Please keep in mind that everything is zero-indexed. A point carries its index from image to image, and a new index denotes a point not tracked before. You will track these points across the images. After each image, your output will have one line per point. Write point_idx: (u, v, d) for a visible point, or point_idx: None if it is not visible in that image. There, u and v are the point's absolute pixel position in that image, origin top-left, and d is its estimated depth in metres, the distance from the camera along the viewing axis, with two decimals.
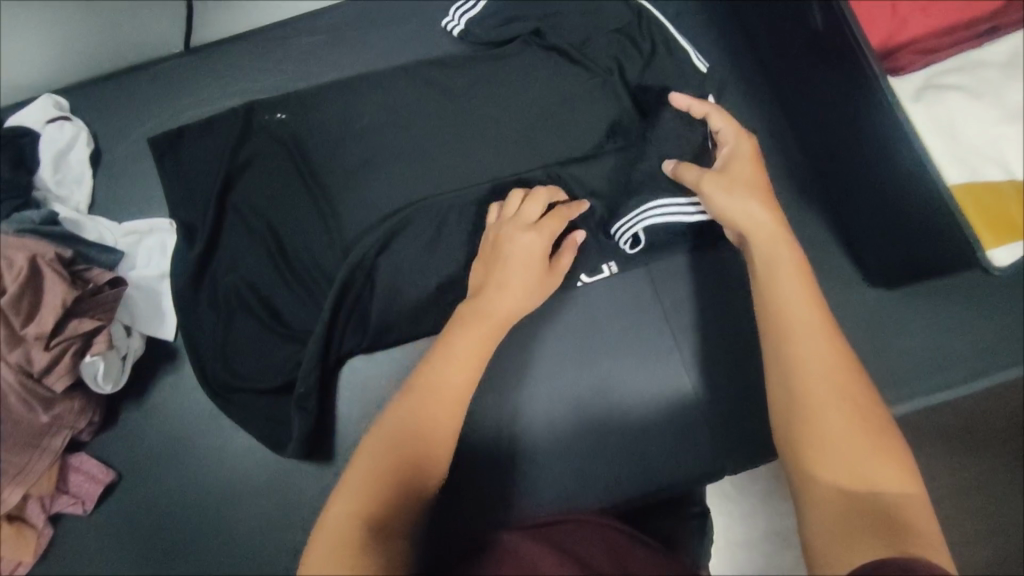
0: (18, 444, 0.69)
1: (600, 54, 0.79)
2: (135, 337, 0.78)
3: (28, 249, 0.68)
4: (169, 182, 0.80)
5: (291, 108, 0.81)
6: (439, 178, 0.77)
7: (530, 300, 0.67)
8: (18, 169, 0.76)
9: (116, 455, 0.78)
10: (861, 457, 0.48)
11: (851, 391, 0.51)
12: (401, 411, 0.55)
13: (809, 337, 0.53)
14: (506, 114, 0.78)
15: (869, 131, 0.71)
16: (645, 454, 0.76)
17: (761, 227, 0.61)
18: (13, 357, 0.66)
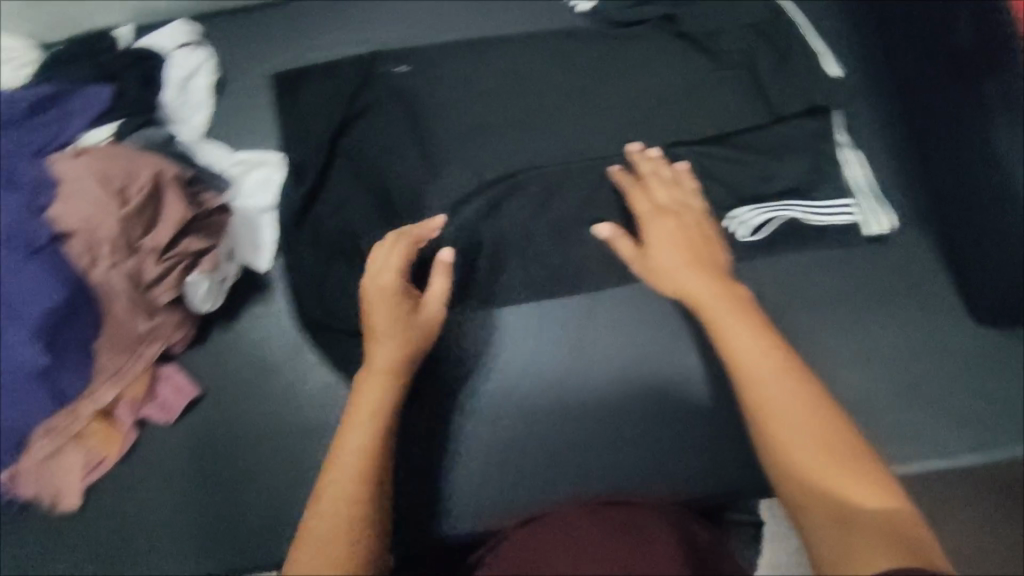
0: (119, 345, 0.73)
1: (730, 45, 0.78)
2: (233, 264, 0.78)
3: (153, 165, 0.71)
4: (288, 117, 0.83)
5: (416, 63, 0.83)
6: (550, 148, 0.77)
7: (416, 330, 0.64)
8: (146, 87, 0.81)
9: (202, 373, 0.81)
10: (840, 480, 0.49)
11: (827, 424, 0.51)
12: (346, 456, 0.54)
13: (770, 389, 0.52)
14: (631, 92, 0.78)
15: (998, 161, 0.68)
16: (718, 454, 0.75)
17: (707, 289, 0.60)
18: (128, 265, 0.69)
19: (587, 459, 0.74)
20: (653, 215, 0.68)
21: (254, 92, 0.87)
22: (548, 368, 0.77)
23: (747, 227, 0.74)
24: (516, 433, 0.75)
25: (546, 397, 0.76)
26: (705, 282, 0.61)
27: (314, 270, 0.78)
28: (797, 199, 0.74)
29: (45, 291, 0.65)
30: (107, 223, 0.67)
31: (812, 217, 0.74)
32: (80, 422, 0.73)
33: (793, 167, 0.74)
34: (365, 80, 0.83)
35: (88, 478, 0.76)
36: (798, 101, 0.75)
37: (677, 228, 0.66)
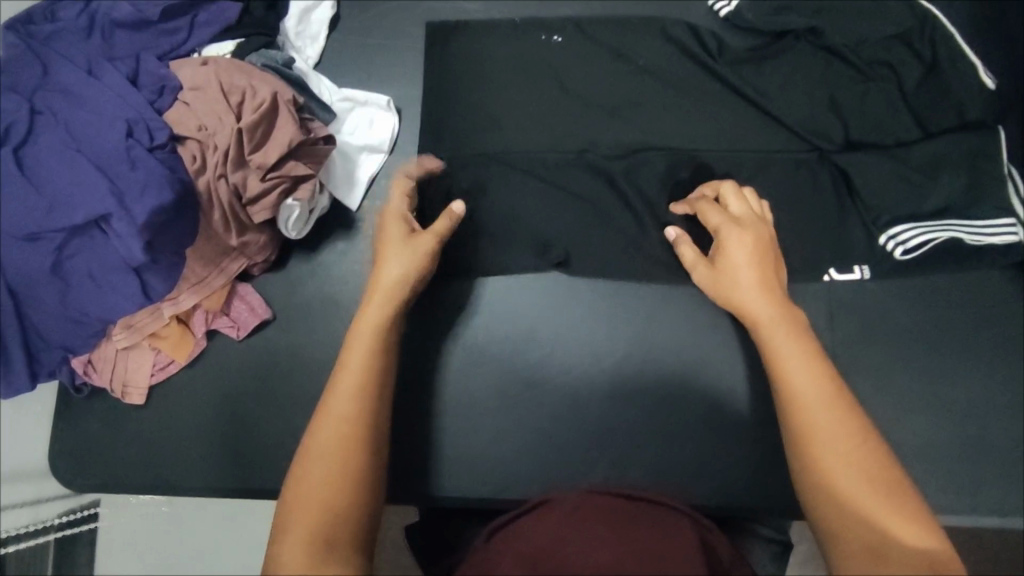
0: (209, 253, 0.75)
1: (873, 57, 0.79)
2: (326, 196, 0.80)
3: (272, 86, 0.73)
4: (434, 68, 0.86)
5: (568, 35, 0.85)
6: (683, 136, 0.81)
7: (407, 266, 0.67)
8: (270, 11, 0.83)
9: (276, 298, 0.83)
10: (877, 513, 0.51)
11: (873, 462, 0.53)
12: (325, 439, 0.56)
13: (828, 423, 0.55)
14: (776, 99, 0.80)
15: None
16: (768, 469, 0.75)
17: (767, 315, 0.62)
18: (234, 178, 0.71)
19: (635, 449, 0.76)
20: (727, 224, 0.68)
21: (371, 32, 0.88)
22: (611, 350, 0.79)
23: (901, 244, 0.74)
24: (569, 404, 0.78)
25: (613, 379, 0.78)
26: (766, 303, 0.62)
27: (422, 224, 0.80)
28: (957, 219, 0.73)
29: (153, 189, 0.67)
30: (221, 133, 0.70)
31: (974, 238, 0.73)
32: (157, 322, 0.76)
33: (948, 187, 0.74)
34: (493, 52, 0.85)
35: (155, 377, 0.80)
36: (945, 118, 0.77)
37: (751, 244, 0.66)
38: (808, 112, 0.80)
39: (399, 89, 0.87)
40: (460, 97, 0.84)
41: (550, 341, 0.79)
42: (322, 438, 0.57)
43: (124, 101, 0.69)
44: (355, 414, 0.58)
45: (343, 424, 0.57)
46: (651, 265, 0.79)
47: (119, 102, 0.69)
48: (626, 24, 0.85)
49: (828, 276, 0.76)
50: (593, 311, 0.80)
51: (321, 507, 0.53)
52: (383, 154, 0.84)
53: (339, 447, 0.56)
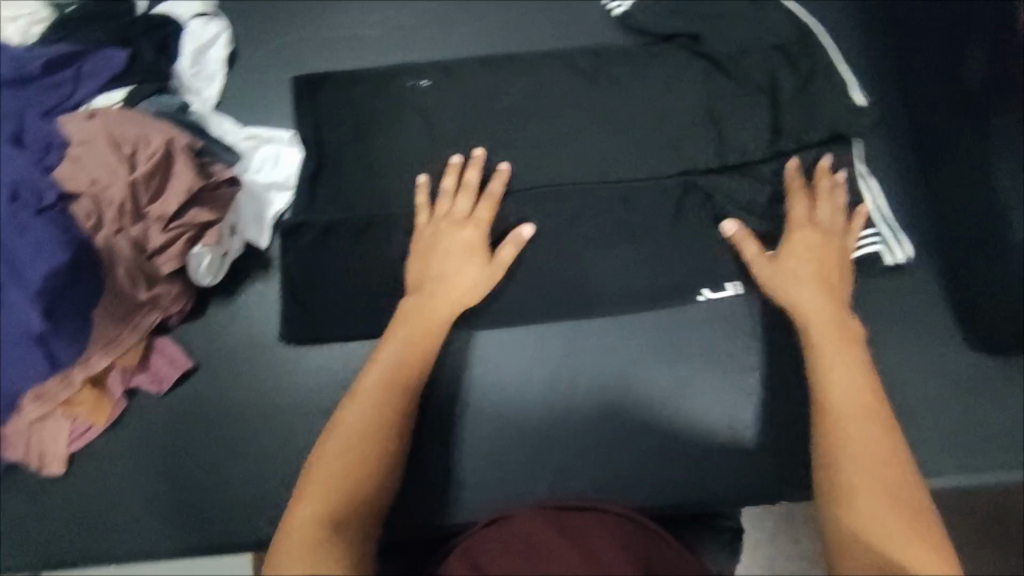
0: (117, 312, 0.72)
1: (753, 65, 0.81)
2: (236, 238, 0.78)
3: (164, 132, 0.71)
4: (330, 93, 0.84)
5: (435, 77, 0.83)
6: (587, 135, 0.81)
7: (472, 295, 0.73)
8: (161, 54, 0.82)
9: (197, 346, 0.80)
10: (892, 489, 0.55)
11: (892, 473, 0.56)
12: (348, 425, 0.62)
13: (863, 418, 0.60)
14: (673, 95, 0.81)
15: None
16: (706, 463, 0.76)
17: (823, 314, 0.69)
18: (132, 231, 0.69)
19: (578, 456, 0.77)
20: (802, 225, 0.74)
21: (266, 63, 0.87)
22: (546, 367, 0.79)
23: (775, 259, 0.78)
24: (506, 419, 0.78)
25: (547, 397, 0.78)
26: (816, 302, 0.70)
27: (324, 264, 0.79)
28: None
29: (45, 250, 0.65)
30: (115, 185, 0.68)
31: None
32: (69, 390, 0.72)
33: (828, 206, 0.76)
34: (393, 74, 0.84)
35: (73, 446, 0.76)
36: (819, 127, 0.79)
37: (817, 244, 0.73)
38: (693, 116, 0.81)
39: None
40: (352, 123, 0.82)
41: (478, 359, 0.79)
42: (352, 421, 0.62)
43: (8, 165, 0.67)
44: (375, 426, 0.62)
45: (362, 434, 0.61)
46: (569, 269, 0.79)
47: (4, 166, 0.67)
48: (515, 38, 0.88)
49: (701, 296, 0.79)
50: (520, 338, 0.80)
51: (343, 497, 0.57)
52: (290, 191, 0.83)
53: (349, 470, 0.58)
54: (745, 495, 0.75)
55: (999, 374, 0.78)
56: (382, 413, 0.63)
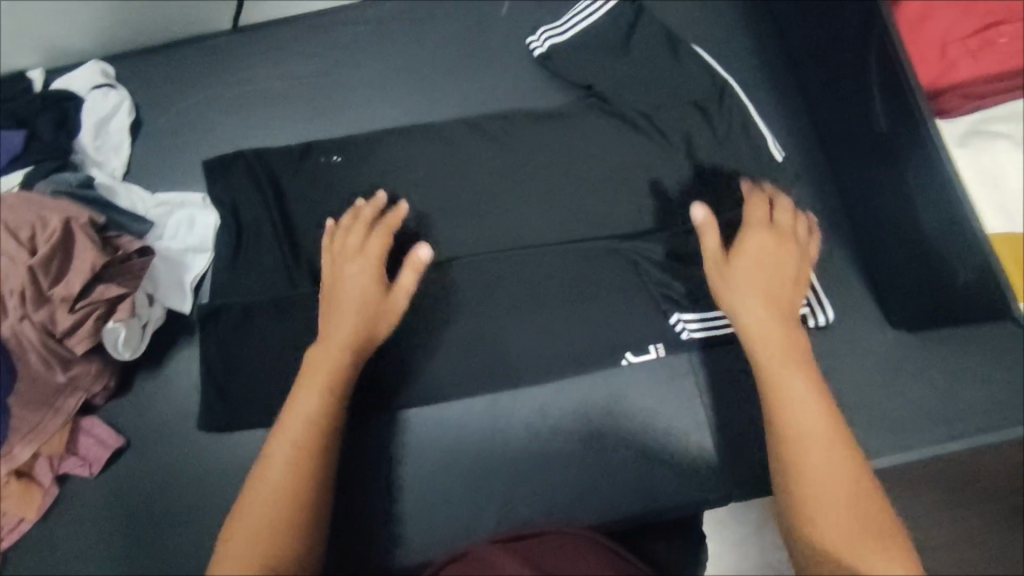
0: (33, 399, 0.71)
1: (651, 80, 0.83)
2: (157, 307, 0.77)
3: (63, 212, 0.70)
4: (241, 168, 0.83)
5: (348, 154, 0.84)
6: (500, 170, 0.84)
7: (371, 330, 0.70)
8: (60, 131, 0.80)
9: (127, 421, 0.79)
10: (850, 505, 0.51)
11: (849, 484, 0.52)
12: (256, 496, 0.59)
13: (814, 420, 0.56)
14: (578, 127, 0.84)
15: (904, 183, 0.70)
16: (651, 480, 0.78)
17: (764, 313, 0.64)
18: (38, 316, 0.68)
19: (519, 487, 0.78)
20: (758, 225, 0.70)
21: (173, 128, 0.86)
22: (500, 428, 0.80)
23: (687, 327, 0.78)
24: (463, 479, 0.79)
25: (499, 448, 0.80)
26: (760, 305, 0.65)
27: (246, 328, 0.79)
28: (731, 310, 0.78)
29: None
30: (16, 273, 0.67)
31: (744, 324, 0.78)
32: None
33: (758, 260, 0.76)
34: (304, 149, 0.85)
35: (5, 541, 0.74)
36: (718, 137, 0.82)
37: (768, 244, 0.69)
38: (598, 142, 0.84)
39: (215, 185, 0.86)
40: (268, 190, 0.82)
41: (419, 403, 0.80)
42: (262, 489, 0.59)
43: None
44: (281, 491, 0.59)
45: (267, 504, 0.58)
46: (497, 300, 0.81)
47: None
48: (416, 79, 0.89)
49: (625, 360, 0.80)
50: (473, 407, 0.81)
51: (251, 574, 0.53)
52: (209, 253, 0.82)
53: (261, 558, 0.54)
54: (691, 506, 0.78)
55: (925, 352, 0.78)
56: (291, 477, 0.60)
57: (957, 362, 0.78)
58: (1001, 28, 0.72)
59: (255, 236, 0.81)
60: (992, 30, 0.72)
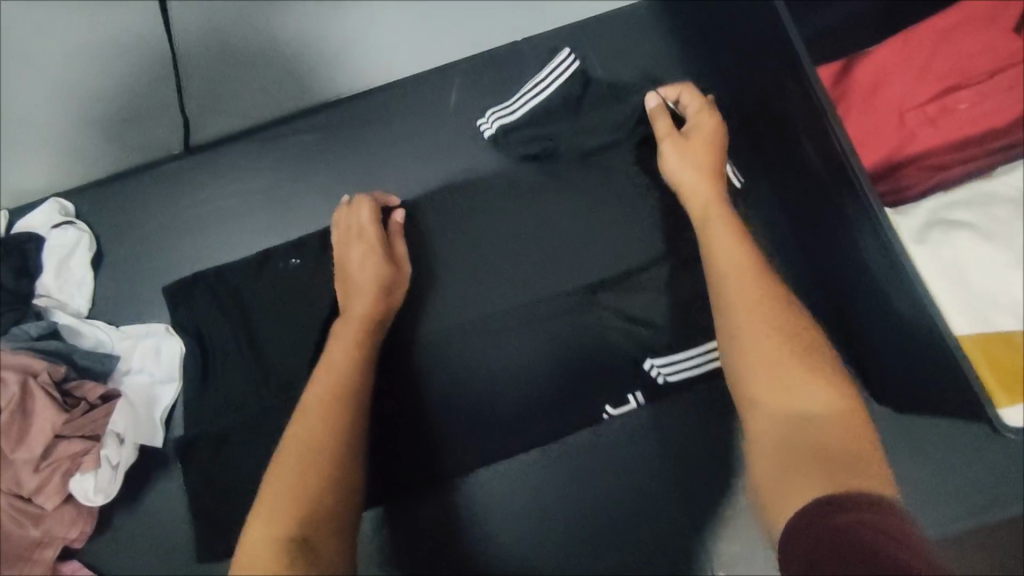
0: (7, 560, 0.71)
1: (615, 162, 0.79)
2: (127, 447, 0.75)
3: (22, 370, 0.71)
4: (205, 296, 0.81)
5: (306, 254, 0.82)
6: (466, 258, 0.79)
7: (384, 300, 0.74)
8: (22, 277, 0.79)
9: (109, 563, 0.78)
10: (787, 363, 0.55)
11: (783, 337, 0.57)
12: (297, 433, 0.62)
13: (745, 289, 0.60)
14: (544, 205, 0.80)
15: (865, 274, 0.68)
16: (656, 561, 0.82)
17: (698, 194, 0.68)
18: (5, 481, 0.70)
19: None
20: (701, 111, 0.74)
21: (138, 257, 0.88)
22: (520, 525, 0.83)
23: (663, 372, 0.77)
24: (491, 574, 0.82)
25: (516, 546, 0.83)
26: (701, 180, 0.69)
27: (216, 462, 0.77)
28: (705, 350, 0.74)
29: None
30: None
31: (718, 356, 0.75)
32: None
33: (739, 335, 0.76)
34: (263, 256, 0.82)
35: None
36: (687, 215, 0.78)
37: (711, 124, 0.73)
38: (564, 216, 0.79)
39: None
40: (231, 312, 0.80)
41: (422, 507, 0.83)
42: (295, 438, 0.62)
43: None
44: (317, 434, 0.62)
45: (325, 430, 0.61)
46: (467, 410, 0.79)
47: None
48: (369, 181, 0.88)
49: (605, 414, 0.81)
50: (499, 502, 0.84)
51: (293, 497, 0.56)
52: (177, 382, 0.81)
53: (299, 481, 0.58)
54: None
55: (912, 427, 0.76)
56: (323, 411, 0.63)
57: (945, 435, 0.76)
58: (958, 93, 0.69)
59: (220, 361, 0.79)
60: (949, 97, 0.69)
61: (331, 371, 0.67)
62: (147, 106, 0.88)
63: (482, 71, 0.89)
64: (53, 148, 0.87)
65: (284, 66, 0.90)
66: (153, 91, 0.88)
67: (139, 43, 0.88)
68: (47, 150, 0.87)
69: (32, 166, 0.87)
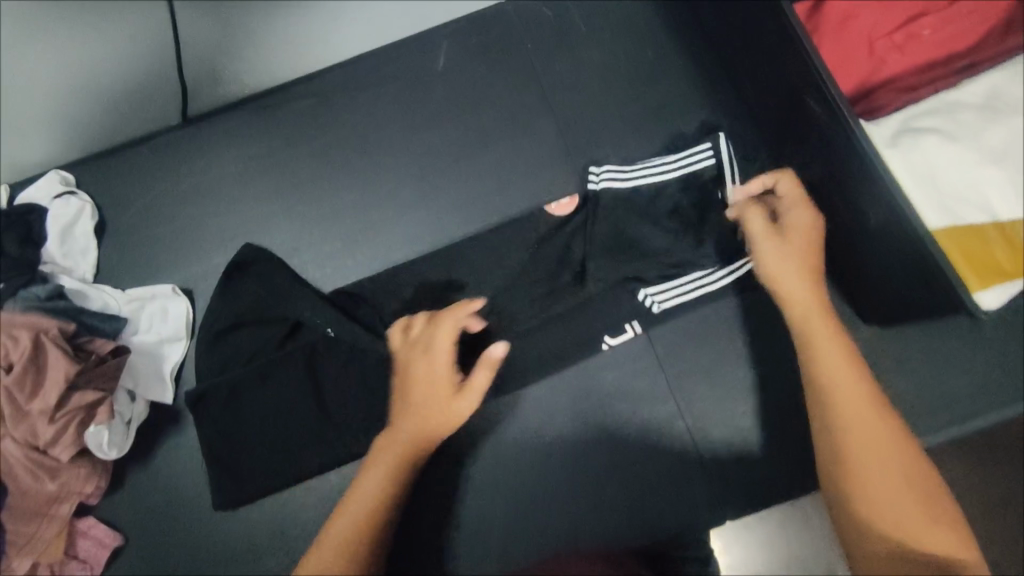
0: (25, 515, 0.72)
1: (597, 121, 0.88)
2: (139, 402, 0.80)
3: (33, 326, 0.71)
4: (235, 283, 0.83)
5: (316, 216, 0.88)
6: (459, 209, 0.88)
7: (439, 431, 0.68)
8: (25, 245, 0.79)
9: (125, 516, 0.81)
10: (905, 491, 0.54)
11: (900, 459, 0.56)
12: (337, 528, 0.63)
13: (864, 410, 0.57)
14: (531, 159, 0.88)
15: (845, 191, 0.71)
16: (664, 497, 0.79)
17: (802, 301, 0.66)
18: (20, 432, 0.70)
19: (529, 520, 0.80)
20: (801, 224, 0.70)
21: (140, 225, 0.90)
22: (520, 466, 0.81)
23: (657, 300, 0.79)
24: (494, 518, 0.81)
25: (519, 485, 0.81)
26: (806, 292, 0.66)
27: (228, 412, 0.80)
28: (707, 266, 0.77)
29: None
30: None
31: (718, 274, 0.78)
32: None
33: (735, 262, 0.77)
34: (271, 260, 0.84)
35: None
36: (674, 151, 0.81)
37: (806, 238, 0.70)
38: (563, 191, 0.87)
39: (183, 273, 0.89)
40: (251, 275, 0.83)
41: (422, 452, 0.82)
42: (333, 534, 0.63)
43: None
44: (361, 528, 0.63)
45: (343, 548, 0.61)
46: None
47: None
48: (363, 141, 0.90)
49: (604, 344, 0.81)
50: (500, 441, 0.82)
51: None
52: (185, 340, 0.84)
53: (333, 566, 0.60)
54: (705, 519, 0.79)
55: (902, 342, 0.78)
56: (373, 507, 0.65)
57: (935, 348, 0.78)
58: (922, 19, 0.72)
59: (237, 317, 0.81)
60: (914, 23, 0.72)
61: (364, 490, 0.65)
62: (147, 75, 0.90)
63: (469, 33, 0.92)
64: (51, 123, 0.89)
65: (276, 38, 0.92)
66: (151, 65, 0.90)
67: (135, 20, 0.90)
68: (44, 125, 0.88)
69: (30, 139, 0.88)
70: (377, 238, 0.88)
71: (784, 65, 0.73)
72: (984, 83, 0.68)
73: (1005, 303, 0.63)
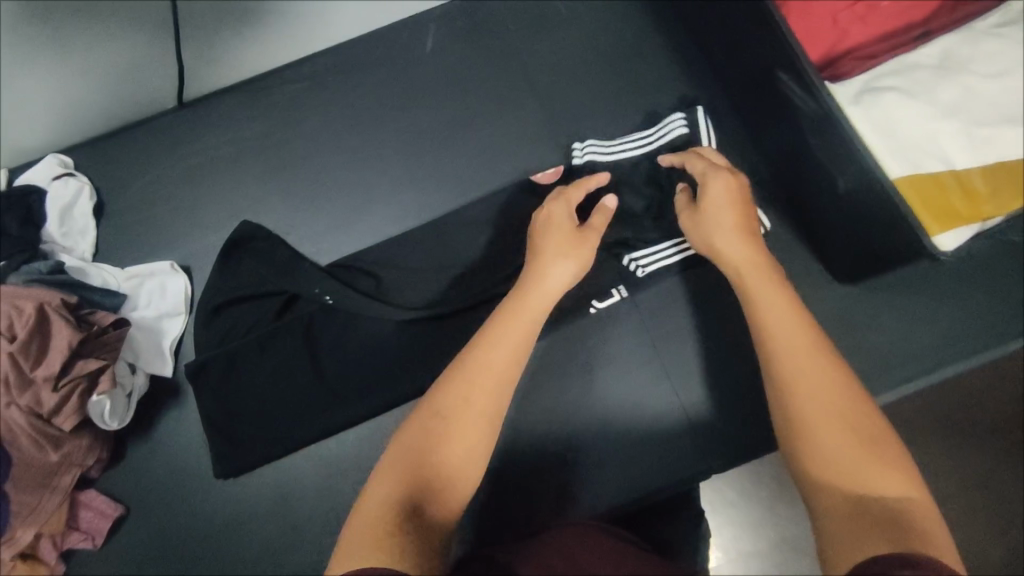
0: (32, 483, 0.73)
1: (580, 97, 0.92)
2: (139, 374, 0.82)
3: (35, 297, 0.73)
4: (234, 255, 0.85)
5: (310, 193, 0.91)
6: (449, 184, 0.91)
7: (572, 266, 0.66)
8: (26, 225, 0.82)
9: (126, 488, 0.83)
10: (850, 436, 0.51)
11: (842, 404, 0.53)
12: (435, 401, 0.55)
13: (805, 358, 0.55)
14: (518, 135, 0.92)
15: (812, 154, 0.76)
16: (655, 454, 0.81)
17: (743, 258, 0.64)
18: (24, 400, 0.71)
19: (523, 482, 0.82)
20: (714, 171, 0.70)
21: (137, 206, 0.92)
22: (513, 430, 0.83)
23: (641, 265, 0.82)
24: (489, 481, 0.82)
25: (512, 448, 0.83)
26: (743, 250, 0.65)
27: (227, 382, 0.81)
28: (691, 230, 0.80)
29: None
30: None
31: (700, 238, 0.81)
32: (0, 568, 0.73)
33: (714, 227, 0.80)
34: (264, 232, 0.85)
35: None
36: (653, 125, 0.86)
37: (734, 194, 0.68)
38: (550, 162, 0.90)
39: (180, 251, 0.91)
40: (247, 246, 0.85)
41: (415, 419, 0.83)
42: (444, 404, 0.55)
43: None
44: (469, 403, 0.54)
45: (437, 422, 0.53)
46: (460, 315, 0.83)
47: None
48: (354, 121, 0.93)
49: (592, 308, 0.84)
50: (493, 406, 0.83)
51: (409, 474, 0.51)
52: (184, 315, 0.85)
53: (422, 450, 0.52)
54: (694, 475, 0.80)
55: (873, 298, 0.82)
56: (486, 378, 0.55)
57: (905, 303, 0.82)
58: None
59: (235, 288, 0.84)
60: None
61: (491, 342, 0.58)
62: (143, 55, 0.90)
63: (455, 17, 0.95)
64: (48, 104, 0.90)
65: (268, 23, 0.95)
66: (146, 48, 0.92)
67: None
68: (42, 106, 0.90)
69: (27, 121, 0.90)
70: (370, 213, 0.91)
71: (753, 36, 0.77)
72: (938, 45, 0.73)
73: (962, 243, 0.70)
